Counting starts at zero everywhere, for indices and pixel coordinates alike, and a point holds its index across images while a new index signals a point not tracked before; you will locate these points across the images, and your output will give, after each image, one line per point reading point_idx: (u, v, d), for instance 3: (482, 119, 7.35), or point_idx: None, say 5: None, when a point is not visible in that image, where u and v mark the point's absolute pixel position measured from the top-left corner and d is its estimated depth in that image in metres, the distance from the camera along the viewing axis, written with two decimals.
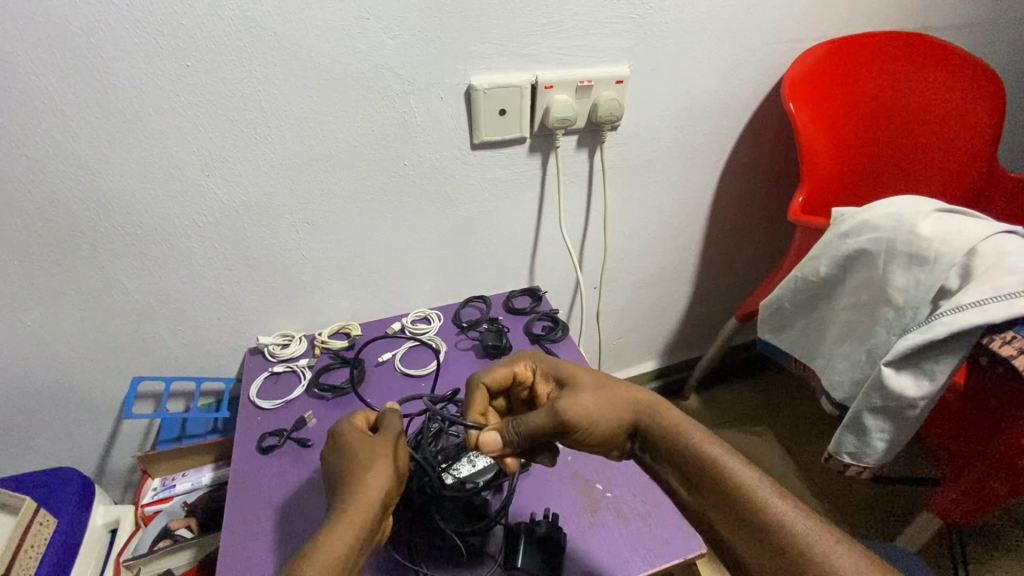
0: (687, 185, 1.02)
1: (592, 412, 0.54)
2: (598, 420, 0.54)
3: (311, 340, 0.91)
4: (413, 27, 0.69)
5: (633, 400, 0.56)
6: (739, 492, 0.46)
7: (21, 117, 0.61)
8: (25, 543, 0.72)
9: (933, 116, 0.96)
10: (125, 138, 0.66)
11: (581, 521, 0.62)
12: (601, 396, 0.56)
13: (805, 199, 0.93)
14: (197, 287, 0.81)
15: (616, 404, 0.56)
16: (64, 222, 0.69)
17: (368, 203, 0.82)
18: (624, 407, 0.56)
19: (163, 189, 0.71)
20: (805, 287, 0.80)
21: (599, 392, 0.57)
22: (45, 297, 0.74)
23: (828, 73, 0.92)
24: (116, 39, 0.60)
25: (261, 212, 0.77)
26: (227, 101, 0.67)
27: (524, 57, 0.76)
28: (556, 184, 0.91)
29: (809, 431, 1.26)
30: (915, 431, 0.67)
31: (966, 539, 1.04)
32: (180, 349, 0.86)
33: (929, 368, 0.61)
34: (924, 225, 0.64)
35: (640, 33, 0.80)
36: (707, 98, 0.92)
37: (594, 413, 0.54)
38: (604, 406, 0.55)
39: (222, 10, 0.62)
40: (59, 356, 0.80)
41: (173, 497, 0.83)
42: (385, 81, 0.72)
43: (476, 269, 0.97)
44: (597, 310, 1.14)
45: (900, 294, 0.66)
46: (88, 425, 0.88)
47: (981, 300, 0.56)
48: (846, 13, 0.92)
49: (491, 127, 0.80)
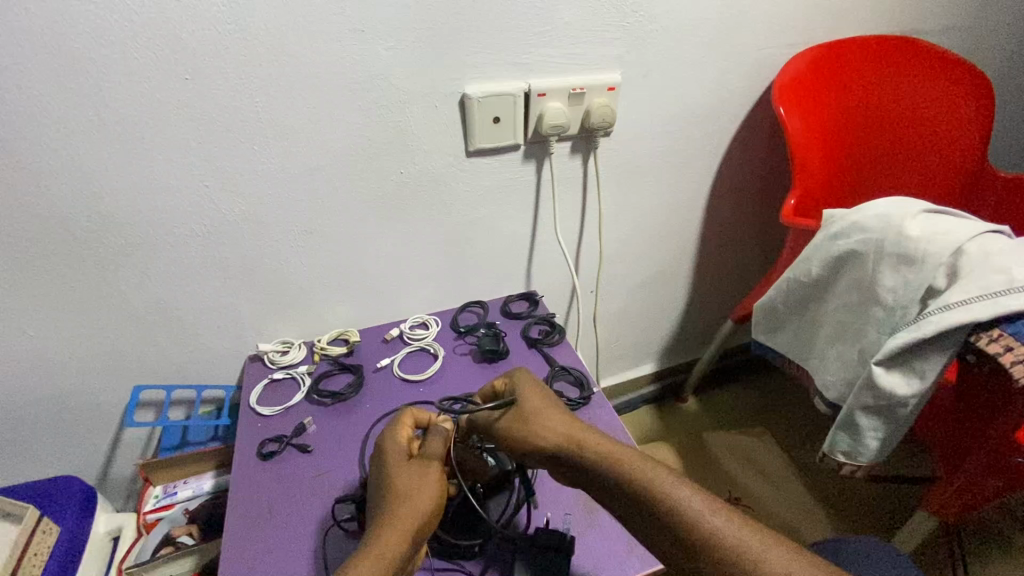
0: (680, 189, 1.03)
1: (545, 432, 0.56)
2: (544, 439, 0.56)
3: (310, 346, 0.92)
4: (406, 38, 0.71)
5: (577, 426, 0.56)
6: (669, 505, 0.48)
7: (25, 132, 0.63)
8: (28, 551, 0.73)
9: (923, 117, 0.97)
10: (126, 151, 0.68)
11: (579, 520, 0.63)
12: (547, 423, 0.57)
13: (797, 201, 0.94)
14: (197, 296, 0.82)
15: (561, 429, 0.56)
16: (67, 234, 0.71)
17: (364, 211, 0.83)
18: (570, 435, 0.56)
19: (163, 201, 0.72)
20: (796, 289, 0.81)
21: (540, 419, 0.57)
22: (48, 308, 0.75)
23: (818, 77, 0.93)
24: (118, 55, 0.62)
25: (259, 219, 0.78)
26: (225, 114, 0.69)
27: (516, 67, 0.78)
28: (551, 190, 0.92)
29: (808, 432, 1.27)
30: (907, 429, 0.67)
31: (967, 539, 1.04)
32: (181, 358, 0.87)
33: (918, 367, 0.62)
34: (912, 226, 0.65)
35: (629, 41, 0.82)
36: (698, 103, 0.93)
37: (539, 437, 0.56)
38: (548, 428, 0.56)
39: (220, 26, 0.63)
40: (62, 366, 0.81)
41: (174, 505, 0.83)
42: (380, 90, 0.74)
43: (472, 275, 0.98)
44: (594, 314, 1.15)
45: (889, 293, 0.67)
46: (90, 434, 0.89)
47: (967, 299, 0.57)
48: (833, 18, 0.93)
49: (485, 135, 0.81)
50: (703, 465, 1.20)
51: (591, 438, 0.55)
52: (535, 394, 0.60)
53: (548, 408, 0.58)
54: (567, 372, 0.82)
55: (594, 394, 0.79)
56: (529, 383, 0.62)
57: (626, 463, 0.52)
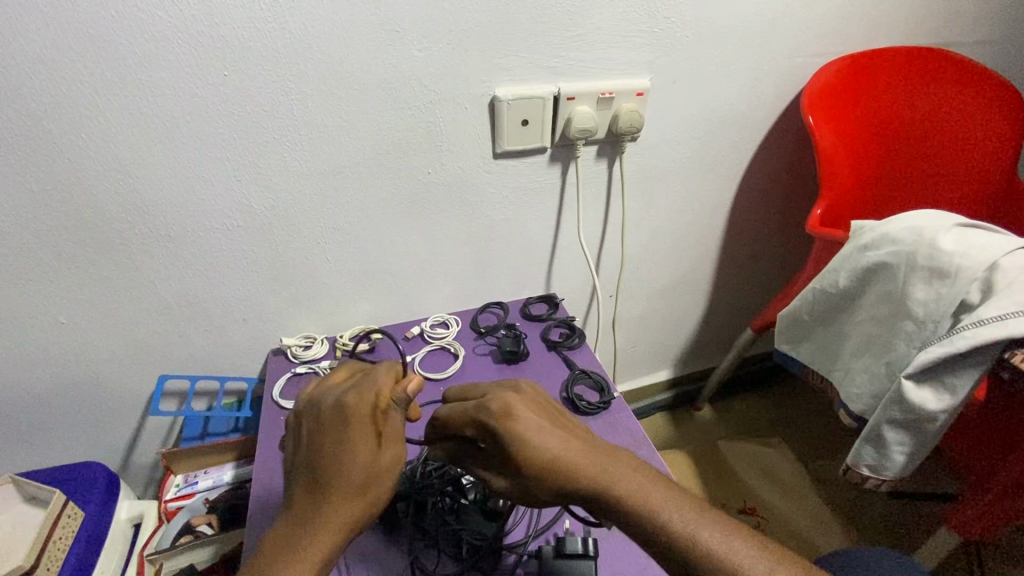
0: (705, 196, 1.03)
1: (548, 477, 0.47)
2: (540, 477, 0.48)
3: (332, 342, 0.92)
4: (439, 40, 0.72)
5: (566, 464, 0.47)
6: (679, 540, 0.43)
7: (68, 124, 0.64)
8: (53, 535, 0.75)
9: (953, 130, 0.96)
10: (163, 144, 0.69)
11: (602, 524, 0.63)
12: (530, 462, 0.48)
13: (823, 211, 0.93)
14: (225, 288, 0.83)
15: (567, 452, 0.48)
16: (102, 225, 0.72)
17: (390, 210, 0.84)
18: (578, 467, 0.47)
19: (195, 194, 0.74)
20: (822, 299, 0.80)
21: (542, 446, 0.48)
22: (80, 297, 0.77)
23: (848, 87, 0.93)
24: (160, 51, 0.63)
25: (288, 215, 0.79)
26: (260, 109, 0.70)
27: (546, 70, 0.78)
28: (576, 193, 0.93)
29: (824, 444, 1.25)
30: (935, 445, 0.67)
31: (986, 557, 1.02)
32: (206, 350, 0.89)
33: (949, 382, 0.61)
34: (946, 239, 0.64)
35: (660, 47, 0.82)
36: (726, 110, 0.93)
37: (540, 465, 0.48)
38: (541, 467, 0.48)
39: (259, 24, 0.64)
40: (92, 353, 0.83)
41: (195, 494, 0.84)
42: (412, 91, 0.74)
43: (493, 276, 0.99)
44: (612, 318, 1.15)
45: (920, 306, 0.66)
46: (115, 421, 0.91)
47: (1003, 314, 0.56)
48: (866, 27, 0.93)
49: (513, 137, 0.81)
50: (716, 475, 1.19)
51: (587, 467, 0.47)
52: (529, 422, 0.50)
53: (535, 429, 0.49)
54: (587, 375, 0.82)
55: (615, 398, 0.79)
56: (517, 410, 0.51)
57: (628, 499, 0.45)
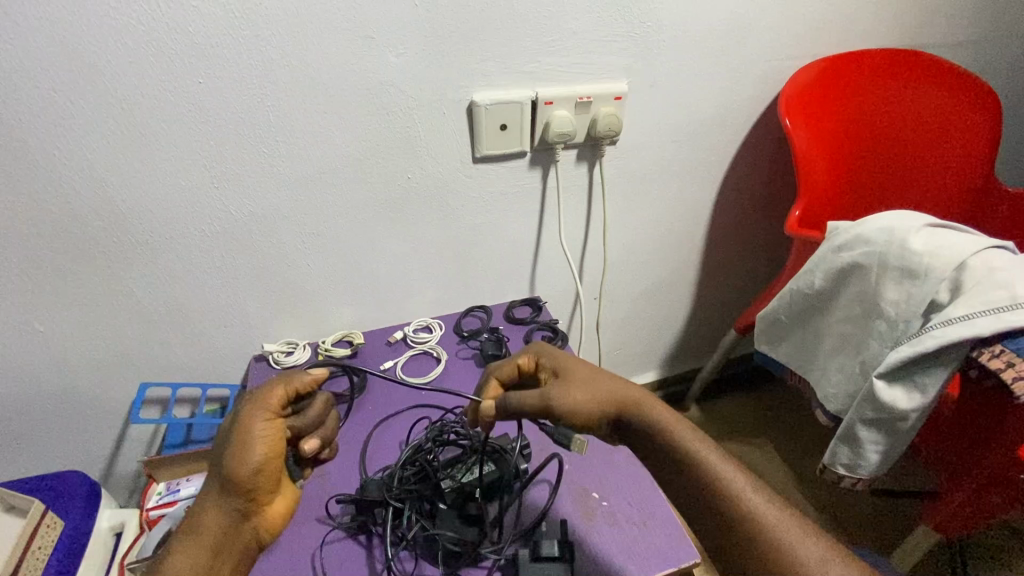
0: (686, 198, 1.04)
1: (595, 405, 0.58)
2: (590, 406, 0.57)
3: (314, 348, 0.92)
4: (416, 46, 0.72)
5: (618, 394, 0.58)
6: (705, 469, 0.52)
7: (40, 132, 0.64)
8: (31, 545, 0.74)
9: (930, 131, 0.97)
10: (138, 151, 0.69)
11: (579, 527, 0.63)
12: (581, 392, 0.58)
13: (802, 212, 0.94)
14: (205, 294, 0.83)
15: (619, 392, 0.58)
16: (78, 232, 0.72)
17: (370, 215, 0.84)
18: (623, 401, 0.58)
19: (173, 201, 0.74)
20: (799, 300, 0.80)
21: (594, 380, 0.59)
22: (58, 304, 0.76)
23: (826, 89, 0.94)
24: (133, 59, 0.63)
25: (267, 221, 0.79)
26: (236, 116, 0.70)
27: (524, 74, 0.79)
28: (557, 197, 0.93)
29: (810, 443, 1.26)
30: (909, 444, 0.67)
31: (969, 554, 1.03)
32: (187, 356, 0.88)
33: (920, 380, 0.62)
34: (916, 240, 0.65)
35: (637, 51, 0.83)
36: (705, 113, 0.94)
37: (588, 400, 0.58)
38: (592, 398, 0.58)
39: (234, 31, 0.65)
40: (71, 362, 0.82)
41: (177, 502, 0.83)
42: (390, 96, 0.75)
43: (476, 280, 0.99)
44: (597, 320, 1.15)
45: (892, 306, 0.67)
46: (95, 429, 0.90)
47: (970, 313, 0.57)
48: (842, 29, 0.94)
49: (492, 141, 0.82)
50: None
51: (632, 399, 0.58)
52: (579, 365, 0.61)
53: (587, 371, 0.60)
54: None
55: None
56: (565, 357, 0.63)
57: (667, 428, 0.55)
